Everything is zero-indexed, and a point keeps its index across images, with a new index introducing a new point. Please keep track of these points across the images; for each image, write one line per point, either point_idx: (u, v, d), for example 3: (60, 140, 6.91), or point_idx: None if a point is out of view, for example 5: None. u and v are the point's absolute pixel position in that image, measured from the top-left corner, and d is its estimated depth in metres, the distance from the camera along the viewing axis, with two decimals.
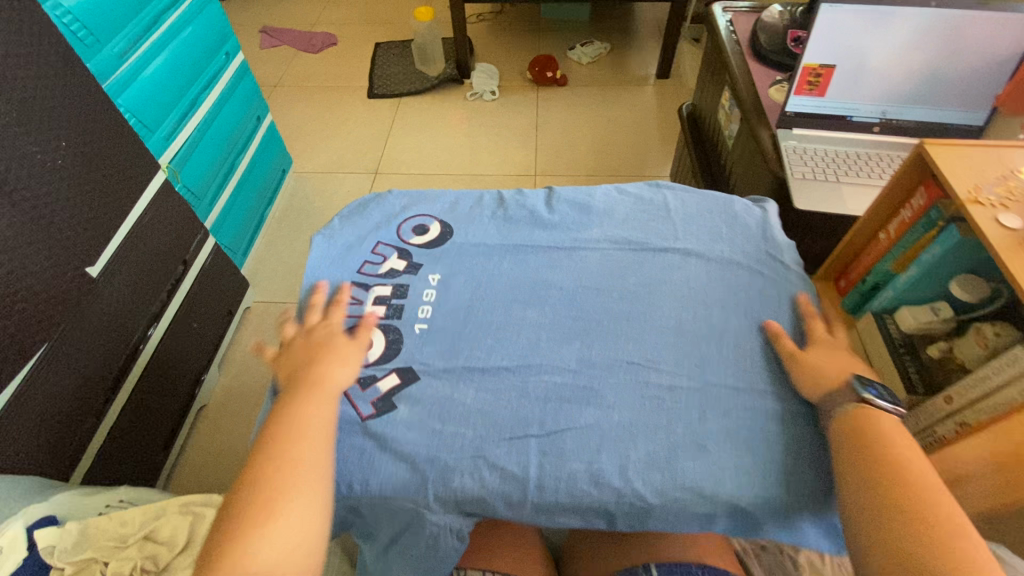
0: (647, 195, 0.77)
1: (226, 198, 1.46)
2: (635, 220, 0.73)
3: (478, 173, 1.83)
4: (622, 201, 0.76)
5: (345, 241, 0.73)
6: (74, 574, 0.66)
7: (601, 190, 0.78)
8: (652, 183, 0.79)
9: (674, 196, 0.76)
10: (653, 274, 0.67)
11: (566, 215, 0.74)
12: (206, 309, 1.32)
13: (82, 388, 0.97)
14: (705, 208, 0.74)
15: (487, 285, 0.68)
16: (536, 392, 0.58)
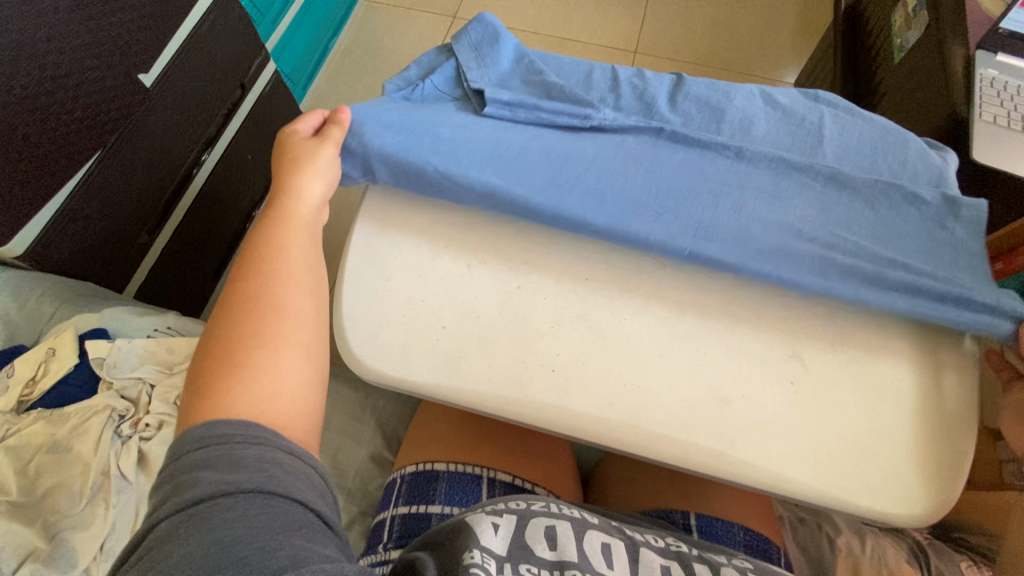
0: (798, 110, 0.61)
1: (291, 18, 1.30)
2: (775, 140, 0.59)
3: (568, 38, 1.58)
4: (765, 112, 0.61)
5: (429, 75, 0.63)
6: (121, 391, 0.68)
7: (741, 91, 0.62)
8: (808, 95, 0.63)
9: (832, 119, 0.61)
10: (780, 205, 0.54)
11: (689, 117, 0.60)
12: (262, 142, 1.25)
13: (137, 204, 0.95)
14: (866, 146, 0.59)
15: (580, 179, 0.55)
16: (608, 329, 0.51)
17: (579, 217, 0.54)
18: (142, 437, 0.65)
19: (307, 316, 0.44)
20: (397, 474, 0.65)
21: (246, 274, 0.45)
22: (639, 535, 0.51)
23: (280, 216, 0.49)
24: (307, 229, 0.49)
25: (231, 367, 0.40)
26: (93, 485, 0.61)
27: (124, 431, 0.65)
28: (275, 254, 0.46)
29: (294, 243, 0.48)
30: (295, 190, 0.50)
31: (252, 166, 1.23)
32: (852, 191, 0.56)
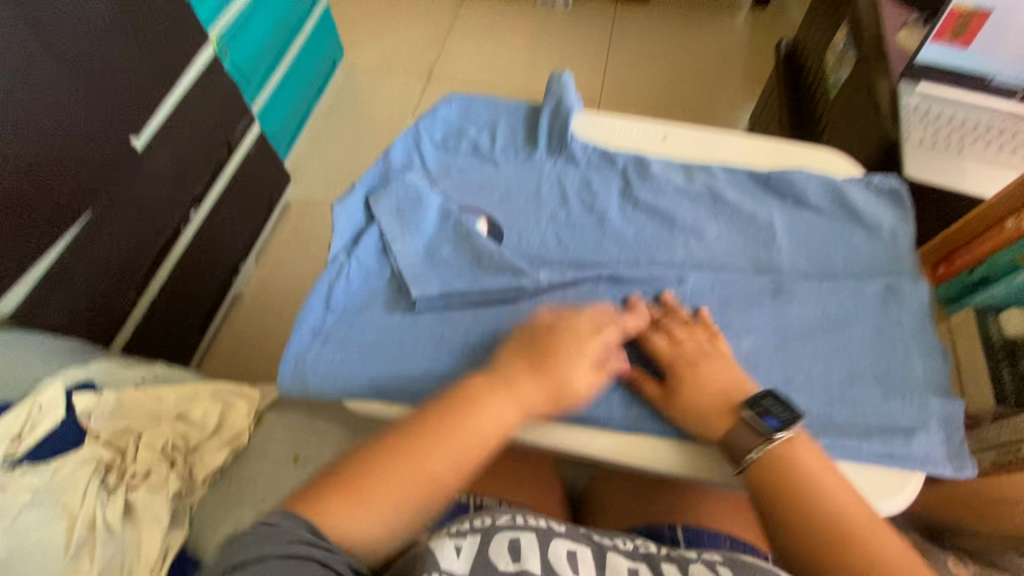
0: (747, 206, 0.62)
1: (274, 84, 1.39)
2: (728, 243, 0.60)
3: (536, 91, 1.70)
4: (713, 214, 0.62)
5: (378, 198, 0.63)
6: (110, 439, 0.68)
7: (694, 187, 0.63)
8: (759, 185, 0.63)
9: (779, 212, 0.62)
10: (731, 337, 0.55)
11: (642, 226, 0.61)
12: (248, 198, 1.30)
13: (125, 260, 0.98)
14: (818, 237, 0.60)
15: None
16: None
17: None
18: (127, 487, 0.65)
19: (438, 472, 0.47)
20: None
21: (434, 433, 0.48)
22: (608, 538, 0.50)
23: (486, 376, 0.51)
24: (513, 399, 0.50)
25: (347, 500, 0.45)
26: (77, 540, 0.60)
27: (110, 482, 0.65)
28: (472, 422, 0.49)
29: (488, 415, 0.49)
30: (518, 372, 0.51)
31: (237, 221, 1.27)
32: (800, 299, 0.56)
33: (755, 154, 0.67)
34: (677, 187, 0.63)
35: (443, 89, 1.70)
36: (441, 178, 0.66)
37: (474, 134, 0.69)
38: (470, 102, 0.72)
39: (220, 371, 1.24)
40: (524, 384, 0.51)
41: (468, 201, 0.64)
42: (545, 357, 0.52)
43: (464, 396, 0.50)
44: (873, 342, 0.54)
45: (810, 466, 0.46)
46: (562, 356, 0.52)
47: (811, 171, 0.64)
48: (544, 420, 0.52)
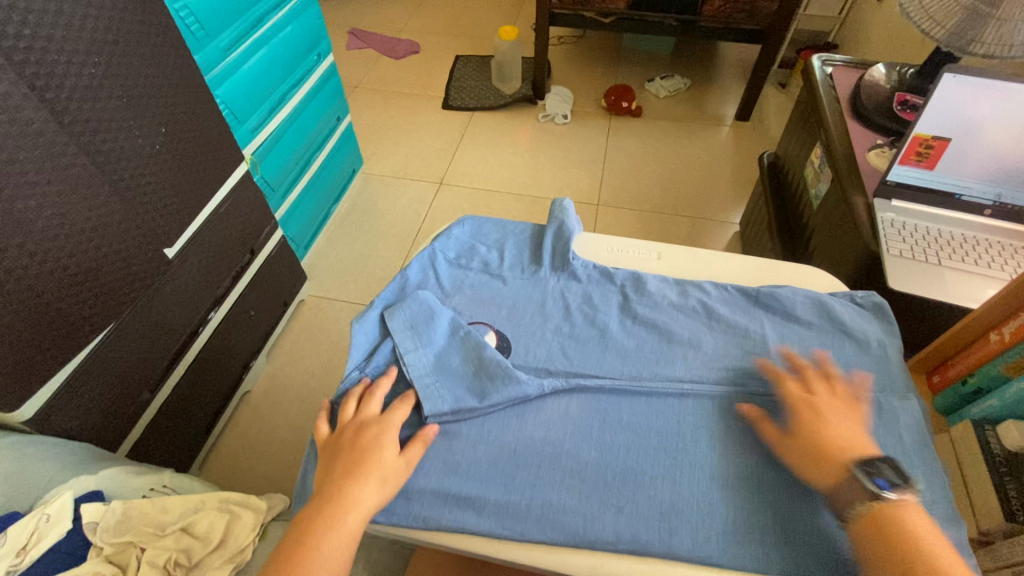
0: (740, 321, 0.65)
1: (298, 192, 1.50)
2: (725, 356, 0.63)
3: (539, 195, 1.82)
4: (709, 327, 0.65)
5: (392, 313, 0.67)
6: (111, 555, 0.67)
7: (689, 303, 0.67)
8: (750, 300, 0.68)
9: (771, 326, 0.65)
10: (734, 452, 0.56)
11: (642, 340, 0.64)
12: (264, 298, 1.35)
13: (144, 362, 1.01)
14: (809, 350, 0.64)
15: (532, 467, 0.55)
16: (591, 474, 0.55)
17: (547, 484, 0.54)
18: None
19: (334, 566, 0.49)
20: None
21: (321, 524, 0.50)
22: None
23: (350, 463, 0.53)
24: (354, 526, 0.51)
25: None
26: None
27: None
28: (344, 507, 0.51)
29: (331, 553, 0.49)
30: (356, 497, 0.51)
31: (253, 320, 1.32)
32: None
33: (744, 272, 0.72)
34: (673, 303, 0.67)
35: (453, 194, 1.83)
36: (453, 294, 0.70)
37: (484, 254, 0.75)
38: (480, 224, 0.79)
39: (222, 472, 1.22)
40: (341, 512, 0.51)
41: (478, 317, 0.68)
42: (348, 475, 0.53)
43: (326, 490, 0.52)
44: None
45: (914, 521, 0.47)
46: (380, 469, 0.53)
47: (797, 287, 0.69)
48: (553, 542, 0.52)
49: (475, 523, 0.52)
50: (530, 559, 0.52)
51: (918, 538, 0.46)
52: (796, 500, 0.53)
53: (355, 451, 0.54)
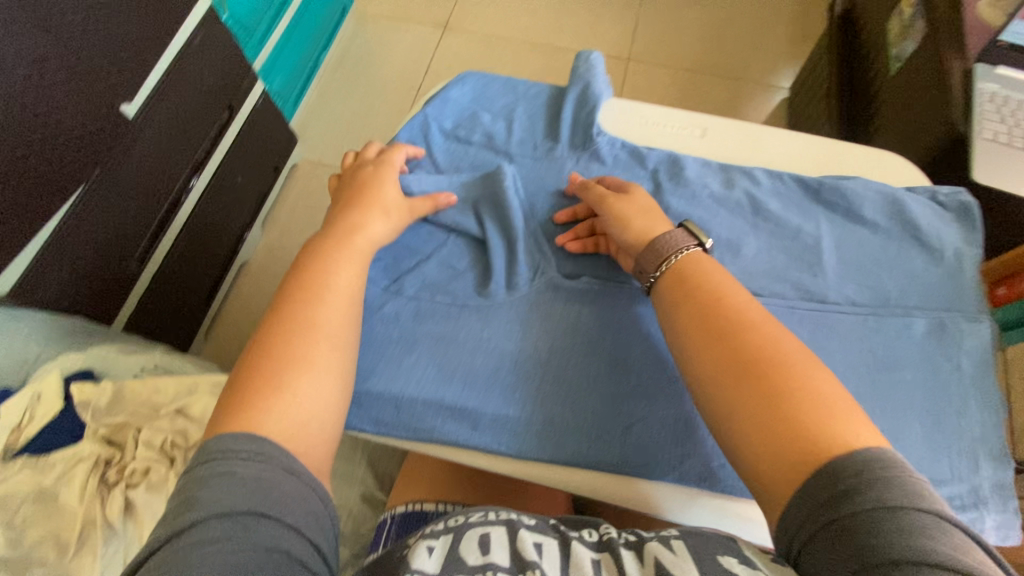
0: (792, 220, 0.55)
1: (278, 36, 1.29)
2: (768, 262, 0.53)
3: (560, 46, 1.56)
4: (753, 227, 0.55)
5: None
6: (108, 435, 0.67)
7: (734, 196, 0.56)
8: (808, 195, 0.56)
9: (829, 227, 0.55)
10: None
11: None
12: (252, 163, 1.23)
13: (124, 233, 0.94)
14: (869, 257, 0.54)
15: (535, 381, 0.49)
16: (601, 391, 0.49)
17: (549, 399, 0.49)
18: (128, 484, 0.63)
19: (335, 338, 0.45)
20: (389, 513, 0.63)
21: (304, 294, 0.46)
22: (578, 530, 0.43)
23: (337, 239, 0.51)
24: (363, 253, 0.51)
25: (265, 385, 0.41)
26: (80, 534, 0.61)
27: (110, 478, 0.64)
28: (329, 280, 0.48)
29: (342, 271, 0.49)
30: (363, 222, 0.52)
31: (241, 188, 1.22)
32: (843, 332, 0.51)
33: (805, 158, 0.59)
34: (715, 195, 0.56)
35: (460, 42, 1.58)
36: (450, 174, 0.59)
37: (489, 123, 0.61)
38: (484, 84, 0.64)
39: (228, 341, 1.23)
40: (350, 236, 0.51)
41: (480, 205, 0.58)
42: (353, 207, 0.53)
43: (310, 263, 0.49)
44: (926, 392, 0.49)
45: (706, 270, 0.47)
46: (386, 208, 0.54)
47: (868, 180, 0.57)
48: (555, 462, 0.47)
49: (471, 439, 0.48)
50: (529, 476, 0.47)
51: (703, 285, 0.46)
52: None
53: (358, 197, 0.54)
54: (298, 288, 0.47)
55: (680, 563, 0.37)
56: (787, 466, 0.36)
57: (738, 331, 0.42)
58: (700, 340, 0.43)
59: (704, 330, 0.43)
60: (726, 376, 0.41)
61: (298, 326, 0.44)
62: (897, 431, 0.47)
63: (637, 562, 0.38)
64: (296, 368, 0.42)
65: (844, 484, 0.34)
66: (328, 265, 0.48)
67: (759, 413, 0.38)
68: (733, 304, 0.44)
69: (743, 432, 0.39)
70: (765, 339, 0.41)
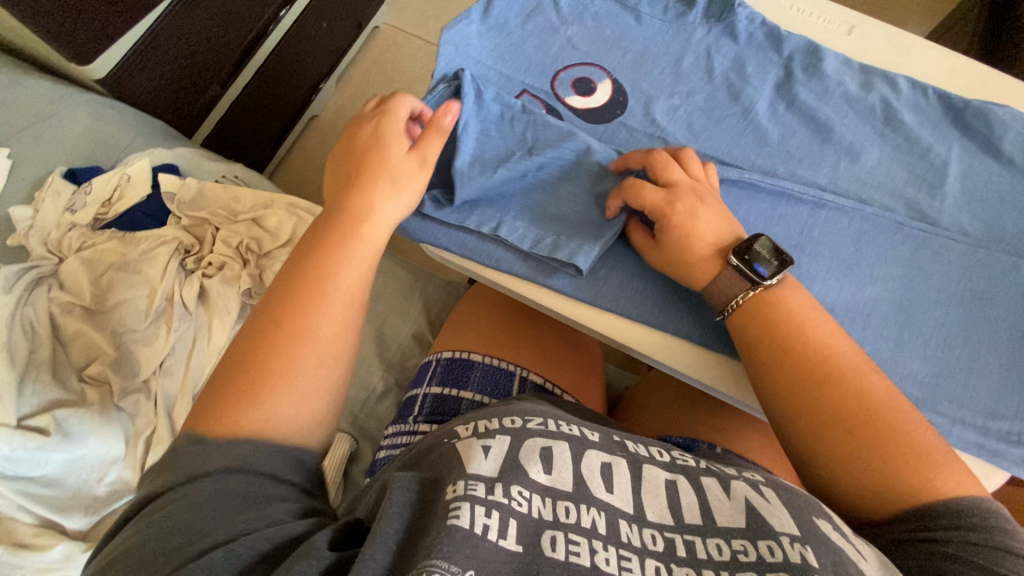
0: (923, 137, 0.52)
1: None
2: (885, 174, 0.51)
3: None
4: (879, 136, 0.52)
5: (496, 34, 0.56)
6: (189, 227, 0.70)
7: (867, 102, 0.53)
8: (947, 116, 0.53)
9: (960, 153, 0.51)
10: (853, 279, 0.49)
11: (790, 131, 0.52)
12: (339, 10, 1.19)
13: (212, 51, 0.93)
14: (995, 192, 0.50)
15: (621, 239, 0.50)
16: None
17: (631, 260, 0.50)
18: (203, 274, 0.67)
19: (325, 337, 0.39)
20: (434, 356, 0.67)
21: (302, 282, 0.41)
22: (641, 447, 0.43)
23: (344, 224, 0.43)
24: (361, 230, 0.44)
25: (247, 382, 0.37)
26: (156, 306, 0.65)
27: (188, 264, 0.68)
28: (326, 275, 0.41)
29: (346, 268, 0.42)
30: (365, 217, 0.44)
31: (325, 35, 1.18)
32: (945, 258, 0.49)
33: (954, 76, 0.54)
34: (847, 96, 0.53)
35: None
36: (572, 21, 0.56)
37: None
38: None
39: (287, 188, 1.25)
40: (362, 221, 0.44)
41: (596, 57, 0.55)
42: (355, 184, 0.45)
43: (318, 242, 0.43)
44: (1014, 334, 0.47)
45: (794, 305, 0.43)
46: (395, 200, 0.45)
47: (1018, 112, 0.52)
48: (626, 316, 0.48)
49: (549, 277, 0.49)
50: (595, 325, 0.49)
51: (792, 318, 0.43)
52: (902, 342, 0.47)
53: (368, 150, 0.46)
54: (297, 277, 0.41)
55: (776, 511, 0.36)
56: (874, 491, 0.38)
57: (839, 376, 0.40)
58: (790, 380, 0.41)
59: (793, 372, 0.41)
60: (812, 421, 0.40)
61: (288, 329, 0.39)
62: (974, 362, 0.46)
63: (724, 492, 0.38)
64: (287, 362, 0.38)
65: (966, 520, 0.35)
66: (330, 256, 0.42)
67: (854, 462, 0.39)
68: (816, 341, 0.42)
69: (834, 476, 0.39)
70: (856, 384, 0.40)
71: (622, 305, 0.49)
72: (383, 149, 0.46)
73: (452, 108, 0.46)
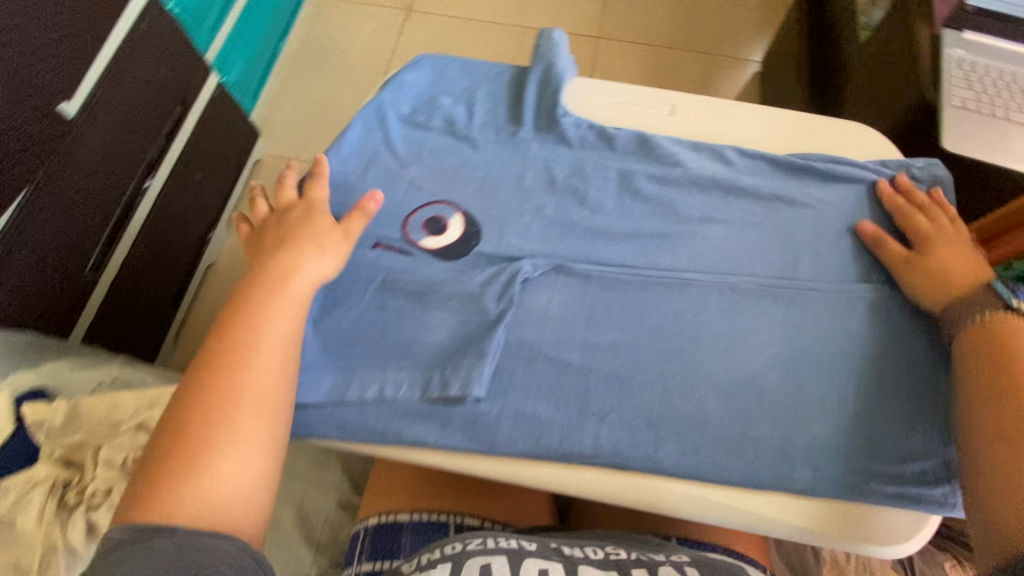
0: (763, 198, 0.54)
1: (232, 24, 1.22)
2: (735, 242, 0.53)
3: (528, 27, 1.51)
4: (725, 205, 0.54)
5: (337, 192, 0.55)
6: (64, 455, 0.64)
7: (705, 176, 0.55)
8: (780, 172, 0.55)
9: (801, 204, 0.54)
10: (736, 355, 0.49)
11: (643, 222, 0.54)
12: (212, 158, 1.18)
13: (72, 240, 0.88)
14: (839, 235, 0.53)
15: (509, 374, 0.48)
16: (570, 385, 0.49)
17: (520, 393, 0.48)
18: (88, 506, 0.60)
19: (269, 395, 0.41)
20: (361, 525, 0.61)
21: (230, 349, 0.42)
22: (578, 550, 0.44)
23: (267, 283, 0.45)
24: (298, 302, 0.46)
25: (191, 453, 0.37)
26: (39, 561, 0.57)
27: (68, 501, 0.61)
28: (257, 334, 0.43)
29: (277, 319, 0.44)
30: (292, 270, 0.46)
31: (201, 185, 1.16)
32: (813, 308, 0.50)
33: (774, 133, 0.58)
34: (687, 174, 0.55)
35: (426, 27, 1.51)
36: (410, 165, 0.56)
37: (449, 107, 0.59)
38: (445, 68, 0.61)
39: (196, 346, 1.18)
40: (284, 282, 0.45)
41: (441, 194, 0.55)
42: (282, 248, 0.47)
43: (235, 312, 0.44)
44: (898, 365, 0.48)
45: None
46: (308, 258, 0.47)
47: (836, 157, 0.56)
48: (528, 455, 0.46)
49: (441, 440, 0.46)
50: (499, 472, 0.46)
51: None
52: (796, 407, 0.47)
53: (283, 232, 0.49)
54: (221, 347, 0.42)
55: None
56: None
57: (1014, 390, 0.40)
58: (998, 418, 0.40)
59: (988, 408, 0.41)
60: (1001, 444, 0.39)
61: (232, 396, 0.40)
62: (865, 411, 0.47)
63: None
64: (231, 442, 0.38)
65: None
66: (254, 320, 0.43)
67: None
68: None
69: (1010, 491, 0.38)
70: None
71: (524, 446, 0.46)
72: (317, 224, 0.49)
73: (376, 195, 0.51)
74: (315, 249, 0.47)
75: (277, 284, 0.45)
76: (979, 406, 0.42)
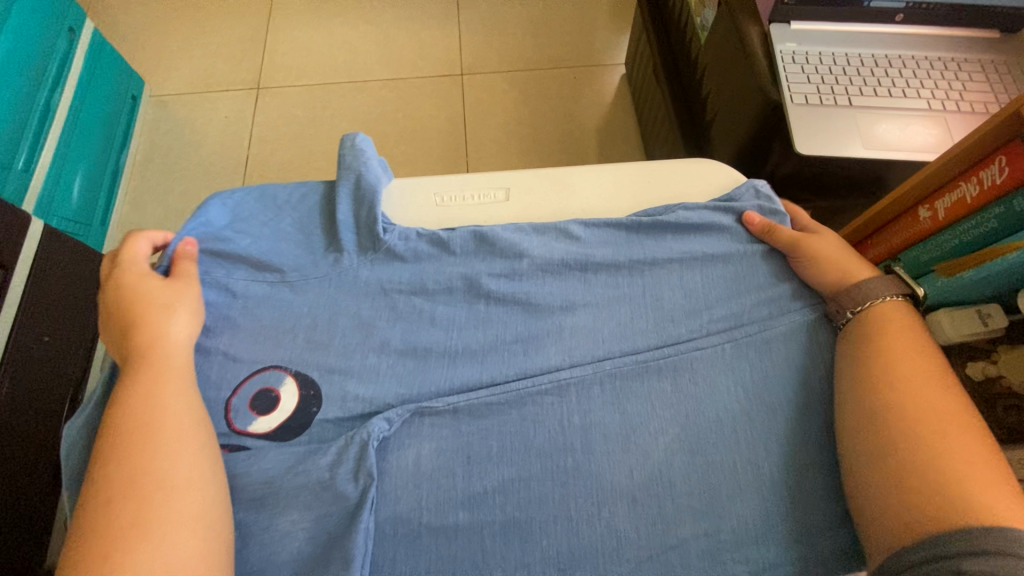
0: (622, 262, 0.48)
1: (52, 155, 1.01)
2: (606, 321, 0.47)
3: (388, 76, 1.38)
4: (585, 283, 0.48)
5: None
6: None
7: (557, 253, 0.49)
8: (632, 229, 0.50)
9: (664, 257, 0.48)
10: (637, 453, 0.42)
11: (502, 324, 0.47)
12: None
13: None
14: (712, 280, 0.48)
15: (386, 562, 0.40)
16: (459, 550, 0.40)
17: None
18: None
19: (186, 471, 0.37)
20: None
21: (114, 457, 0.36)
22: None
23: (148, 369, 0.40)
24: (180, 370, 0.42)
25: (113, 561, 0.32)
26: None
27: None
28: (142, 419, 0.38)
29: (166, 390, 0.40)
30: (164, 362, 0.41)
31: None
32: (707, 372, 0.44)
33: (616, 194, 0.54)
34: (536, 262, 0.49)
35: (276, 101, 1.35)
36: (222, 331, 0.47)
37: (258, 245, 0.50)
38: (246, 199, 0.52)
39: None
40: (155, 357, 0.41)
41: (263, 357, 0.46)
42: (133, 325, 0.42)
43: (113, 415, 0.38)
44: (817, 426, 0.42)
45: (885, 323, 0.41)
46: (164, 345, 0.42)
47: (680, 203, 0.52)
48: None
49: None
50: None
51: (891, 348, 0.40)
52: (716, 498, 0.41)
53: (126, 309, 0.43)
54: (104, 455, 0.36)
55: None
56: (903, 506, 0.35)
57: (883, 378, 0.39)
58: (867, 411, 0.39)
59: (859, 405, 0.39)
60: (866, 427, 0.38)
61: (141, 490, 0.35)
62: (792, 481, 0.41)
63: None
64: (160, 533, 0.34)
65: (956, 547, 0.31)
66: (141, 401, 0.39)
67: (888, 480, 0.36)
68: (897, 358, 0.39)
69: (876, 493, 0.36)
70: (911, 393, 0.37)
71: None
72: (166, 292, 0.45)
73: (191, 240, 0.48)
74: (179, 313, 0.44)
75: (161, 361, 0.41)
76: (851, 396, 0.40)
